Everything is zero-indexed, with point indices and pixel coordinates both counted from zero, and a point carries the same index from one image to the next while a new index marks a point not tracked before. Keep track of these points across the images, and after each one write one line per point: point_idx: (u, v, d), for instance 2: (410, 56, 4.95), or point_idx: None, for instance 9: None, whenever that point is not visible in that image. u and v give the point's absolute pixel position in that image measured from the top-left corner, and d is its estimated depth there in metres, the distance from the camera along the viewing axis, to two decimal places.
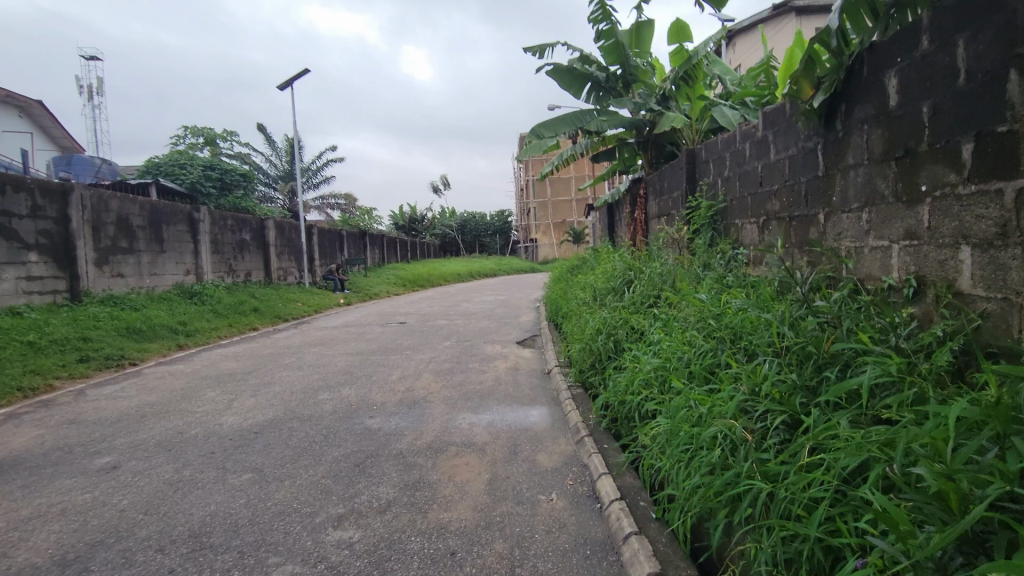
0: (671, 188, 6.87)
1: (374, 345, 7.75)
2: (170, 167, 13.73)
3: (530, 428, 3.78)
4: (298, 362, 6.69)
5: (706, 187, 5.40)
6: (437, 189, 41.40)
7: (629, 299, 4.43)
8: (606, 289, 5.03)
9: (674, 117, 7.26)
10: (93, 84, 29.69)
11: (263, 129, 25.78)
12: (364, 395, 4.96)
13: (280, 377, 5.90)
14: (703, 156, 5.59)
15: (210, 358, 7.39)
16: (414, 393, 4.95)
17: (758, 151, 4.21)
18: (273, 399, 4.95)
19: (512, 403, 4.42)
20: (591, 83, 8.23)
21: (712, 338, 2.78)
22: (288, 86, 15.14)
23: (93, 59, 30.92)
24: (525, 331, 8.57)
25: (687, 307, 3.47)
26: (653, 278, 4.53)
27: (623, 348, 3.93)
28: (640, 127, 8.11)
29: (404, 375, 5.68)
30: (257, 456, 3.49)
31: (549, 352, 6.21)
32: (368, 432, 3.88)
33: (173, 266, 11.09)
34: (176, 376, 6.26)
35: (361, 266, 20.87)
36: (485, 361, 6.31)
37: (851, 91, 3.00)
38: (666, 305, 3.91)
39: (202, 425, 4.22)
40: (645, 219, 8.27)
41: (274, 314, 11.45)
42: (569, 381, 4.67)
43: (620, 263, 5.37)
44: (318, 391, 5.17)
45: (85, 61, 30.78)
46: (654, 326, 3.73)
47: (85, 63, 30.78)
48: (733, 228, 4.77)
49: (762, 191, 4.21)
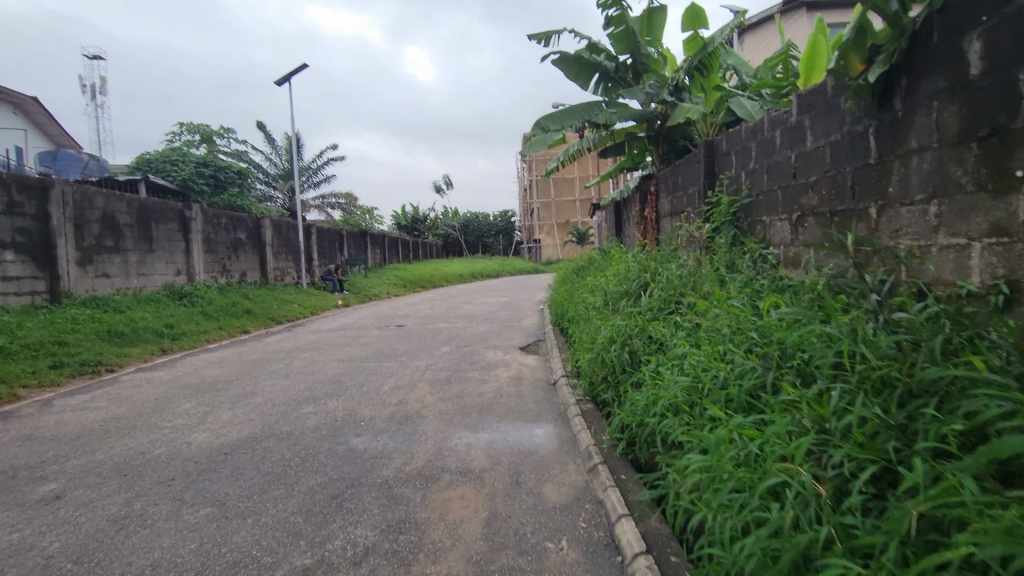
0: (686, 184, 6.41)
1: (368, 351, 7.29)
2: (162, 164, 13.30)
3: (536, 451, 3.33)
4: (286, 370, 6.25)
5: (728, 181, 4.96)
6: (440, 189, 40.97)
7: (645, 304, 3.98)
8: (618, 293, 4.58)
9: (688, 109, 6.81)
10: (93, 83, 29.50)
11: (262, 128, 25.36)
12: (352, 409, 4.51)
13: (264, 387, 5.45)
14: (723, 148, 5.14)
15: (193, 364, 6.95)
16: (406, 406, 4.49)
17: (792, 139, 3.76)
18: (251, 412, 4.50)
19: (514, 420, 3.97)
20: (599, 73, 7.79)
21: (755, 355, 2.33)
22: (286, 81, 14.71)
23: (96, 58, 30.72)
24: (528, 336, 8.12)
25: (716, 315, 3.01)
26: (672, 281, 4.07)
27: (640, 361, 3.48)
28: (651, 120, 7.68)
29: (397, 385, 5.23)
30: (222, 485, 3.04)
31: (554, 360, 5.76)
32: (352, 454, 3.43)
33: (163, 266, 10.66)
34: (153, 385, 5.82)
35: (361, 267, 20.43)
36: (486, 369, 5.86)
37: (915, 61, 2.54)
38: (691, 312, 3.46)
39: (168, 445, 3.77)
40: (656, 217, 7.83)
41: (268, 316, 11.02)
42: (579, 394, 4.21)
43: (634, 263, 4.92)
44: (302, 403, 4.73)
45: (88, 60, 30.61)
46: (677, 335, 3.28)
47: (87, 61, 30.61)
48: (760, 226, 4.32)
49: (795, 184, 3.76)
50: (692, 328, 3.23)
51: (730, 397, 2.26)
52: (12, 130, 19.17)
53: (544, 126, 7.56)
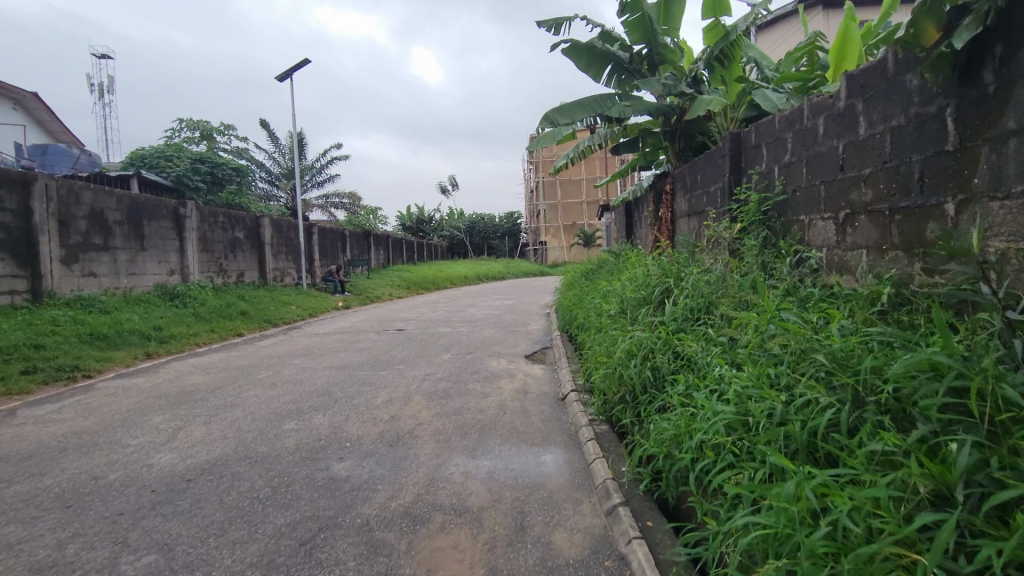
0: (707, 182, 5.95)
1: (364, 358, 6.84)
2: (157, 159, 12.87)
3: (544, 484, 2.87)
4: (275, 378, 5.80)
5: (758, 177, 4.50)
6: (445, 189, 40.51)
7: (669, 313, 3.53)
8: (636, 299, 4.11)
9: (709, 101, 6.38)
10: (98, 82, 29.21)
11: (266, 127, 24.98)
12: (339, 427, 4.06)
13: (248, 397, 5.01)
14: (752, 141, 4.68)
15: (178, 370, 6.50)
16: (399, 424, 4.03)
17: (840, 128, 3.31)
18: (228, 428, 4.06)
19: (519, 443, 3.51)
20: (612, 64, 7.33)
21: (823, 384, 1.89)
22: (287, 77, 14.31)
23: (105, 57, 30.55)
24: (534, 342, 7.66)
25: (760, 329, 2.56)
26: (699, 287, 3.60)
27: (664, 379, 3.03)
28: (667, 115, 7.23)
29: (391, 398, 4.77)
30: (175, 523, 2.59)
31: (563, 372, 5.30)
32: (331, 485, 2.97)
33: (156, 265, 10.26)
34: (130, 393, 5.38)
35: (363, 268, 20.02)
36: (489, 380, 5.40)
37: (1016, 23, 2.08)
38: (724, 325, 3.02)
39: (126, 468, 3.32)
40: (671, 218, 7.39)
41: (263, 318, 10.58)
42: (592, 414, 3.75)
43: (653, 265, 4.46)
44: (285, 418, 4.27)
45: (98, 59, 30.41)
46: (711, 351, 2.84)
47: (97, 60, 30.42)
48: (797, 225, 3.86)
49: (843, 178, 3.31)
50: (729, 342, 2.78)
51: (793, 438, 1.82)
52: (13, 126, 18.82)
53: (553, 119, 7.10)
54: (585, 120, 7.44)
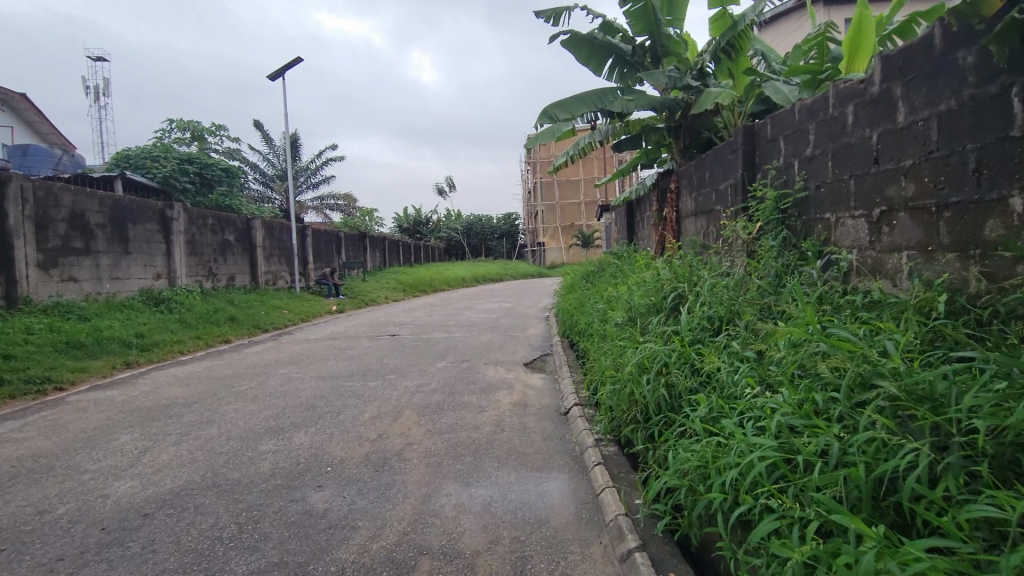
0: (715, 181, 5.63)
1: (355, 367, 6.47)
2: (143, 160, 12.51)
3: (547, 520, 2.53)
4: (258, 390, 5.45)
5: (775, 173, 4.16)
6: (443, 190, 40.15)
7: (684, 321, 3.21)
8: (644, 306, 3.77)
9: (717, 94, 6.05)
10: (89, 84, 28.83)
11: (260, 127, 24.58)
12: (321, 447, 3.70)
13: (227, 411, 4.65)
14: (766, 134, 4.35)
15: (157, 381, 6.14)
16: (386, 444, 3.69)
17: (874, 116, 2.98)
18: (199, 450, 3.70)
19: (518, 468, 3.16)
20: (614, 57, 6.99)
21: (889, 416, 1.58)
22: (279, 76, 13.98)
23: (98, 58, 30.22)
24: (533, 349, 7.30)
25: (798, 346, 2.25)
26: (717, 294, 3.27)
27: (682, 399, 2.71)
28: (672, 110, 6.90)
29: (380, 413, 4.43)
30: (121, 572, 2.24)
31: (564, 382, 4.96)
32: (306, 521, 2.63)
33: (141, 269, 9.89)
34: (101, 408, 5.01)
35: (358, 270, 19.66)
36: (485, 391, 5.05)
37: None
38: (749, 337, 2.70)
39: (78, 499, 2.96)
40: (676, 218, 7.06)
41: (253, 324, 10.22)
42: (598, 433, 3.41)
43: (662, 268, 4.11)
44: (262, 437, 3.91)
45: (91, 60, 30.08)
46: (737, 368, 2.52)
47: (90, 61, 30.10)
48: (822, 225, 3.53)
49: (877, 172, 2.99)
50: (757, 358, 2.47)
51: (855, 483, 1.51)
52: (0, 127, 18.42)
53: (552, 115, 6.74)
54: (585, 116, 7.10)
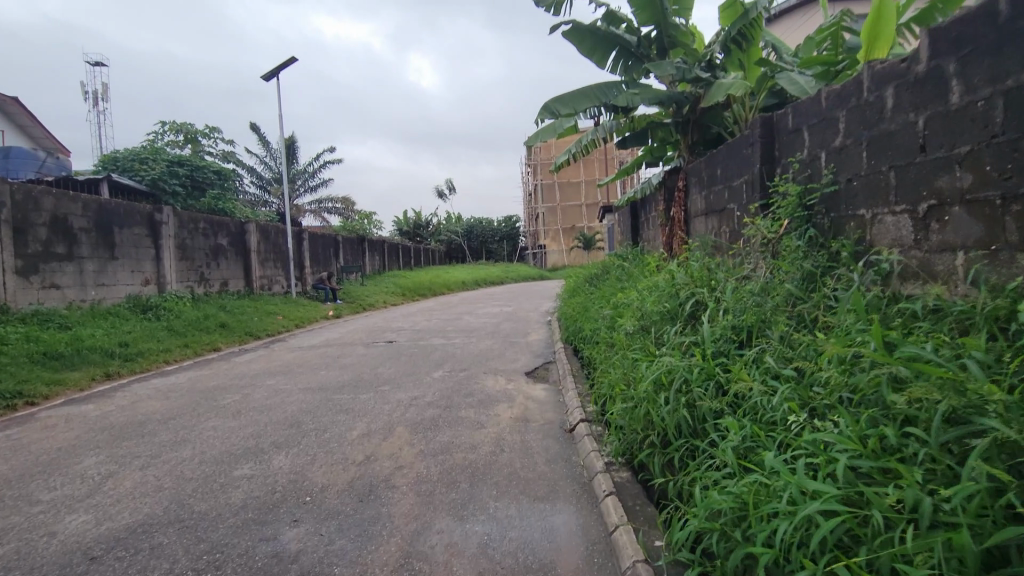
0: (728, 177, 5.30)
1: (346, 377, 6.12)
2: (131, 163, 12.18)
3: (553, 565, 2.18)
4: (242, 404, 5.10)
5: (799, 166, 3.80)
6: (442, 193, 39.77)
7: (705, 332, 2.87)
8: (656, 313, 3.41)
9: (729, 85, 5.71)
10: (89, 90, 28.73)
11: (256, 130, 24.25)
12: (301, 473, 3.35)
13: (204, 429, 4.30)
14: (787, 125, 4.01)
15: (136, 393, 5.78)
16: (374, 468, 3.34)
17: (920, 98, 2.65)
18: (166, 475, 3.35)
19: (519, 499, 2.81)
20: (618, 49, 6.65)
21: (997, 467, 1.27)
22: (275, 76, 13.65)
23: (96, 64, 30.06)
24: (534, 356, 6.95)
25: (854, 367, 1.92)
26: (742, 301, 2.92)
27: (709, 424, 2.37)
28: (680, 104, 6.56)
29: (370, 431, 4.08)
30: None
31: (569, 395, 4.61)
32: (275, 567, 2.28)
33: (128, 275, 9.55)
34: (71, 425, 4.66)
35: (356, 274, 19.29)
36: (484, 405, 4.69)
37: None
38: (783, 351, 2.37)
39: (21, 538, 2.61)
40: (685, 217, 6.71)
41: (244, 331, 9.86)
42: (609, 456, 3.06)
43: (674, 271, 3.77)
44: (238, 460, 3.56)
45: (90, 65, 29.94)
46: (774, 389, 2.19)
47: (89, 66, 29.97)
48: (856, 223, 3.19)
49: (923, 161, 2.66)
50: (798, 378, 2.14)
51: (960, 553, 1.20)
52: None
53: (554, 110, 6.38)
54: (589, 112, 6.75)
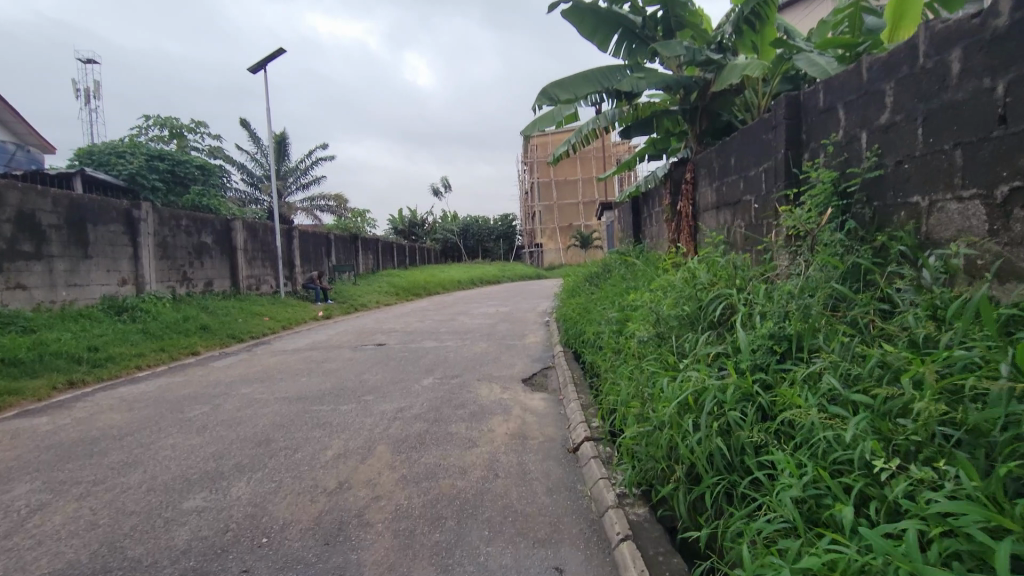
0: (744, 166, 4.84)
1: (329, 385, 5.64)
2: (108, 157, 11.66)
3: None
4: (209, 417, 4.61)
5: (834, 149, 3.34)
6: (438, 192, 39.24)
7: (737, 341, 2.42)
8: (674, 317, 2.94)
9: (742, 66, 5.23)
10: (86, 89, 28.41)
11: (247, 126, 23.73)
12: (261, 505, 2.87)
13: (161, 448, 3.81)
14: (817, 103, 3.56)
15: (97, 404, 5.28)
16: (347, 499, 2.87)
17: (999, 58, 2.21)
18: (104, 508, 2.86)
19: (515, 543, 2.34)
20: (620, 31, 6.16)
21: None
22: (262, 68, 13.14)
23: (90, 62, 29.65)
24: (533, 361, 6.48)
25: (959, 400, 1.51)
26: (780, 306, 2.46)
27: (753, 461, 1.92)
28: (688, 89, 6.09)
29: (348, 451, 3.60)
30: None
31: (572, 407, 4.14)
32: None
33: (103, 275, 9.05)
34: (16, 442, 4.17)
35: (349, 273, 18.77)
36: (476, 418, 4.22)
37: None
38: (843, 367, 1.94)
39: None
40: (693, 212, 6.25)
41: (227, 333, 9.37)
42: (622, 487, 2.60)
43: (691, 268, 3.30)
44: (191, 489, 3.08)
45: (84, 64, 29.50)
46: (839, 417, 1.76)
47: (83, 65, 29.51)
48: (908, 212, 2.75)
49: (1001, 137, 2.23)
50: (873, 404, 1.72)
51: None
52: None
53: (552, 95, 5.94)
54: (590, 98, 6.29)
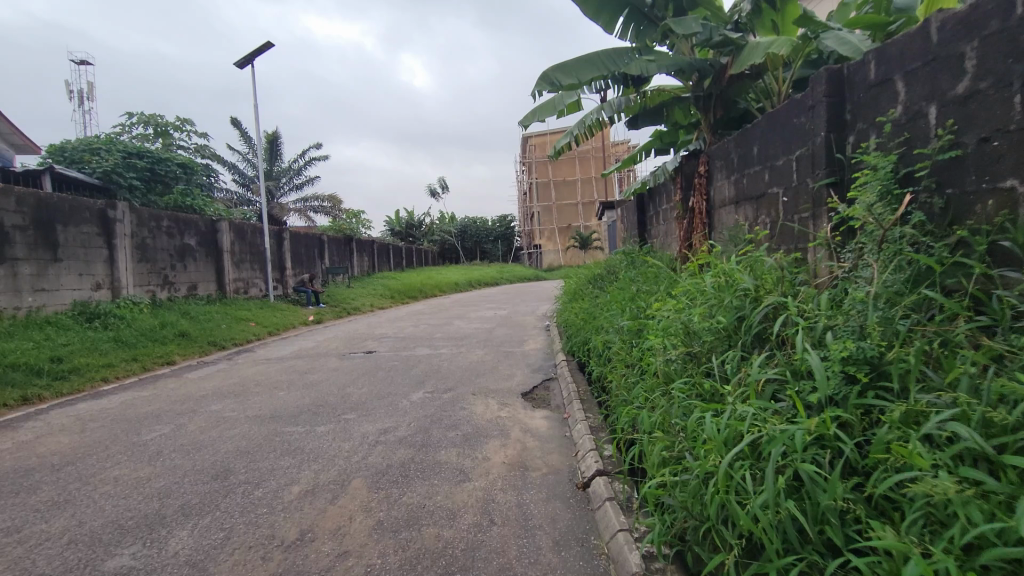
0: (769, 154, 4.31)
1: (308, 401, 5.08)
2: (80, 154, 11.14)
3: None
4: (167, 441, 4.06)
5: (892, 128, 2.81)
6: (435, 192, 38.71)
7: (797, 363, 1.88)
8: (708, 330, 2.40)
9: (765, 45, 4.67)
10: (76, 89, 27.92)
11: (239, 124, 23.15)
12: (201, 564, 2.33)
13: (100, 483, 3.26)
14: (867, 74, 3.02)
15: (46, 424, 4.72)
16: (307, 558, 2.32)
17: None
18: (5, 571, 2.32)
19: None
20: (628, 11, 5.63)
21: None
22: (248, 63, 12.59)
23: (83, 63, 29.22)
24: (533, 371, 5.93)
25: None
26: (851, 318, 1.93)
27: (847, 540, 1.40)
28: (703, 74, 5.58)
29: (318, 487, 3.06)
30: None
31: (580, 431, 3.59)
32: None
33: (75, 279, 8.50)
34: None
35: (342, 276, 18.19)
36: (469, 443, 3.67)
37: None
38: (963, 405, 1.43)
39: None
40: (707, 208, 5.72)
41: (208, 340, 8.81)
42: (650, 546, 2.06)
43: (722, 268, 2.77)
44: (120, 542, 2.53)
45: (77, 65, 29.03)
46: (980, 486, 1.25)
47: (77, 66, 29.08)
48: (1001, 200, 2.22)
49: None
50: None
51: None
52: None
53: (554, 80, 5.42)
54: (594, 85, 5.77)
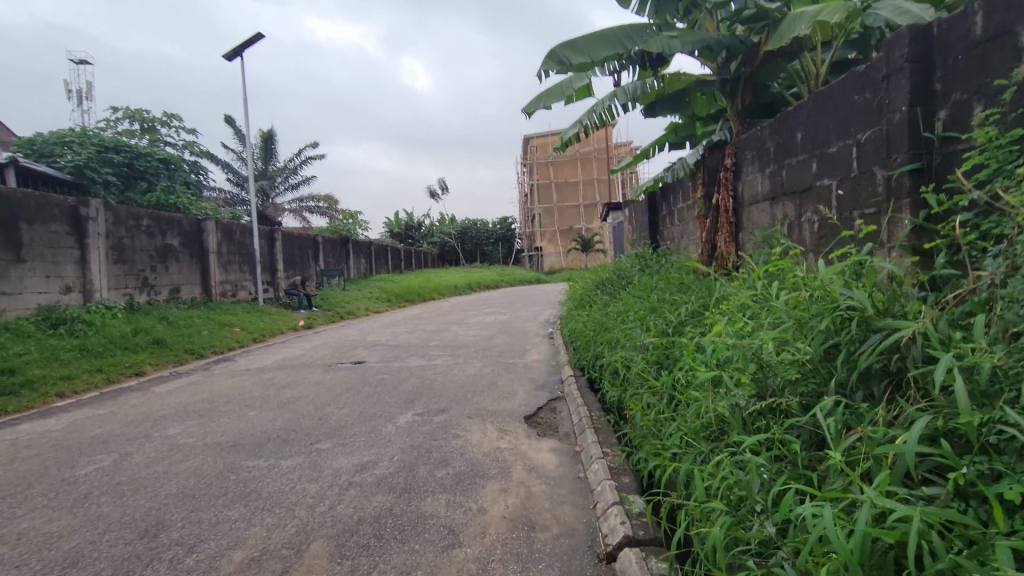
0: (817, 139, 3.67)
1: (279, 425, 4.41)
2: (50, 147, 10.55)
3: None
4: (102, 479, 3.39)
5: (1014, 95, 2.16)
6: (435, 194, 38.01)
7: (957, 425, 1.24)
8: (789, 368, 1.74)
9: (812, 13, 4.01)
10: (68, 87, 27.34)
11: (233, 122, 22.50)
12: None
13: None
14: (971, 29, 2.37)
15: None
16: None
17: None
18: None
19: None
20: None
21: None
22: (237, 55, 11.93)
23: (81, 63, 28.78)
24: (537, 388, 5.26)
25: None
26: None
27: None
28: (733, 53, 4.94)
29: (266, 553, 2.39)
30: None
31: (597, 473, 2.94)
32: None
33: (40, 282, 7.85)
34: None
35: (337, 278, 17.52)
36: (462, 486, 3.01)
37: None
38: None
39: None
40: (734, 206, 5.06)
41: (184, 349, 8.14)
42: None
43: (792, 278, 2.11)
44: None
45: (75, 64, 28.56)
46: None
47: (75, 66, 28.65)
48: None
49: None
50: None
51: None
52: None
53: (562, 58, 4.79)
54: (607, 66, 5.13)
